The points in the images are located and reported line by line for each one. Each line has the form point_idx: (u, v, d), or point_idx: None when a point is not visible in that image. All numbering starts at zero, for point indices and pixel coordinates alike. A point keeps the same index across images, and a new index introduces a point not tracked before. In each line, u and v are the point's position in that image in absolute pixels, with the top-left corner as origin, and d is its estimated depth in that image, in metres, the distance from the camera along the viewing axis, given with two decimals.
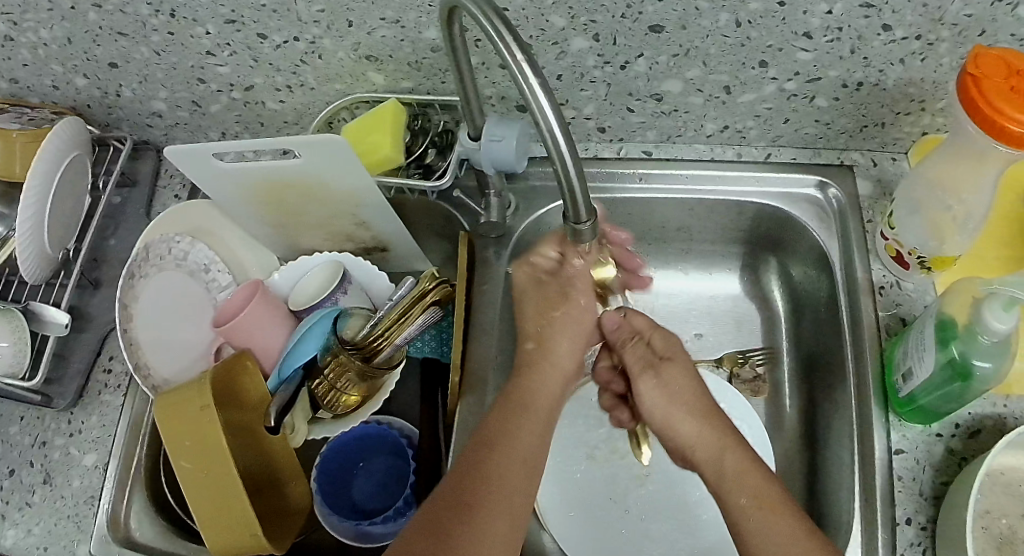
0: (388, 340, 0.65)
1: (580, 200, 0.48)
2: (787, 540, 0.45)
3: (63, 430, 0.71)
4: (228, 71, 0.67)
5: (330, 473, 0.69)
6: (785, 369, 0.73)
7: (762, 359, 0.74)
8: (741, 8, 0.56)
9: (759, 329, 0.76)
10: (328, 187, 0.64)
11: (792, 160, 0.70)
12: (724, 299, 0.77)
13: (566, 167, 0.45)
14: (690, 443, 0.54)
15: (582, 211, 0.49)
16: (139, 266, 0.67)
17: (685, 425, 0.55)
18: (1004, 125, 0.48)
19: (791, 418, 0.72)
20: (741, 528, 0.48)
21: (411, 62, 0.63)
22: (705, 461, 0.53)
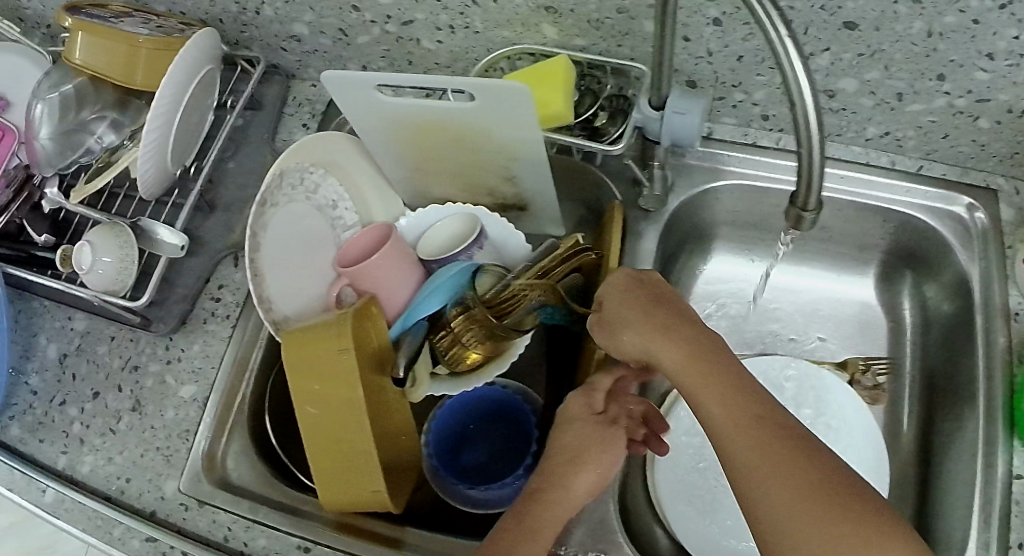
0: (521, 301, 0.64)
1: (813, 189, 0.47)
2: (782, 483, 0.39)
3: (160, 356, 0.68)
4: (388, 3, 0.64)
5: (443, 425, 0.67)
6: (908, 384, 0.72)
7: (885, 368, 0.73)
8: (937, 19, 0.55)
9: (883, 340, 0.75)
10: (488, 135, 0.61)
11: (943, 175, 0.69)
12: (853, 304, 0.77)
13: (811, 156, 0.45)
14: (671, 375, 0.47)
15: (811, 201, 0.48)
16: (270, 194, 0.62)
17: (667, 350, 0.47)
18: None
19: (907, 437, 0.71)
20: (739, 484, 0.41)
21: (591, 19, 0.60)
22: (690, 401, 0.45)
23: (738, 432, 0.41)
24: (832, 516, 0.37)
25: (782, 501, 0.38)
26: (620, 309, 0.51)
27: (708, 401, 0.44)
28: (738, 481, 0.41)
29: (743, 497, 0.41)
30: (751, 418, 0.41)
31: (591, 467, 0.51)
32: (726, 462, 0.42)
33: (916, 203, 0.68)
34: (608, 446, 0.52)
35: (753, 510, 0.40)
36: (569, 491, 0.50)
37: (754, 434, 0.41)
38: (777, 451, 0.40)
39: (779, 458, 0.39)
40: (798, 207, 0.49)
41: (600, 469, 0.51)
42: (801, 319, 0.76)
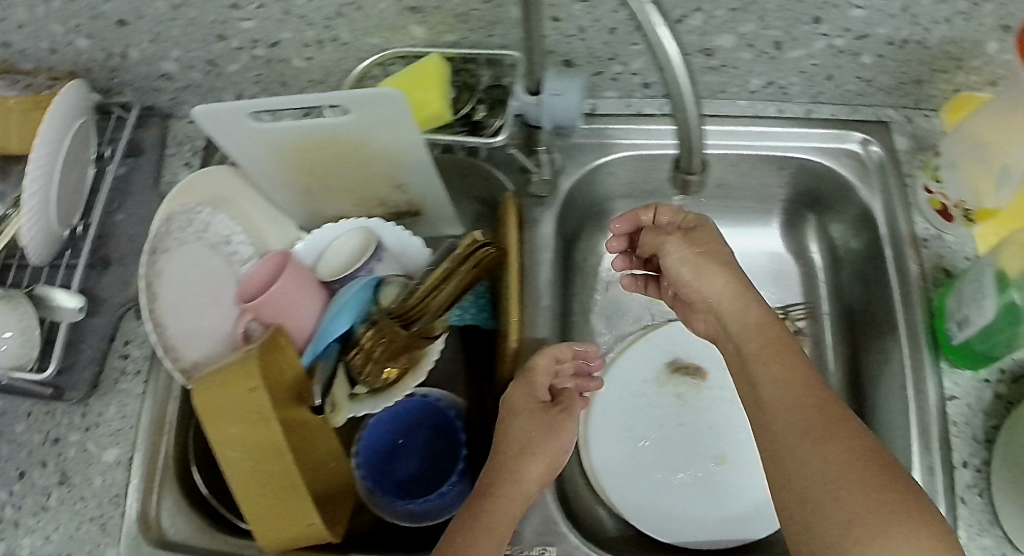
0: (428, 307, 0.63)
1: (695, 155, 0.47)
2: (838, 466, 0.41)
3: (79, 424, 0.65)
4: (253, 27, 0.62)
5: (373, 443, 0.66)
6: (825, 323, 0.75)
7: (802, 313, 0.75)
8: None
9: (797, 283, 0.77)
10: (369, 148, 0.60)
11: (832, 116, 0.70)
12: (763, 256, 0.78)
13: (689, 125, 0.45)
14: (717, 296, 0.57)
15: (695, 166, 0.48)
16: (161, 240, 0.61)
17: (719, 280, 0.57)
18: None
19: (833, 372, 0.74)
20: (790, 465, 0.44)
21: (456, 14, 0.59)
22: (729, 314, 0.56)
23: (806, 410, 0.46)
24: (876, 506, 0.39)
25: (835, 482, 0.41)
26: (707, 288, 0.58)
27: (776, 380, 0.49)
28: (781, 458, 0.45)
29: (778, 469, 0.45)
30: (818, 408, 0.45)
31: (542, 460, 0.55)
32: (774, 450, 0.45)
33: (809, 147, 0.69)
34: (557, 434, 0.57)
35: (801, 488, 0.42)
36: (500, 499, 0.52)
37: (820, 426, 0.44)
38: (864, 465, 0.41)
39: (838, 463, 0.42)
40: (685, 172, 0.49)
41: (547, 457, 0.55)
42: None
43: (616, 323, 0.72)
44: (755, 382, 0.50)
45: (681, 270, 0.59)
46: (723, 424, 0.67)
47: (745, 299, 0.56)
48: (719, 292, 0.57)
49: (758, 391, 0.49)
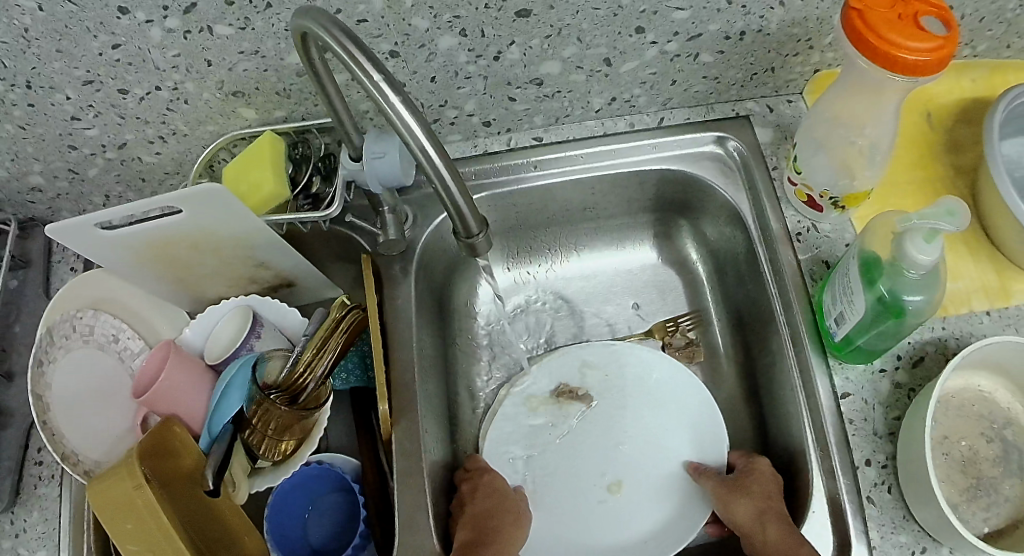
0: (311, 374, 0.63)
1: (467, 215, 0.49)
2: None
3: (5, 532, 0.68)
4: (97, 133, 0.64)
5: (276, 511, 0.67)
6: (716, 330, 0.74)
7: (691, 323, 0.75)
8: None
9: (683, 294, 0.77)
10: (218, 236, 0.62)
11: (687, 119, 0.70)
12: (642, 270, 0.78)
13: (447, 183, 0.46)
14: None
15: (471, 224, 0.50)
16: (45, 351, 0.63)
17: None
18: (897, 54, 0.50)
19: (730, 376, 0.72)
20: None
21: (278, 91, 0.61)
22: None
23: None
24: None
25: None
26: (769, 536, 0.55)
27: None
28: None
29: None
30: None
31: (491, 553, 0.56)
32: None
33: (666, 155, 0.69)
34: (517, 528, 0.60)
35: None
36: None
37: None
38: None
39: None
40: (463, 234, 0.51)
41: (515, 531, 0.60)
42: (595, 299, 0.77)
43: (502, 357, 0.75)
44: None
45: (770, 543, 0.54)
46: (618, 446, 0.67)
47: (781, 528, 0.54)
48: (745, 520, 0.57)
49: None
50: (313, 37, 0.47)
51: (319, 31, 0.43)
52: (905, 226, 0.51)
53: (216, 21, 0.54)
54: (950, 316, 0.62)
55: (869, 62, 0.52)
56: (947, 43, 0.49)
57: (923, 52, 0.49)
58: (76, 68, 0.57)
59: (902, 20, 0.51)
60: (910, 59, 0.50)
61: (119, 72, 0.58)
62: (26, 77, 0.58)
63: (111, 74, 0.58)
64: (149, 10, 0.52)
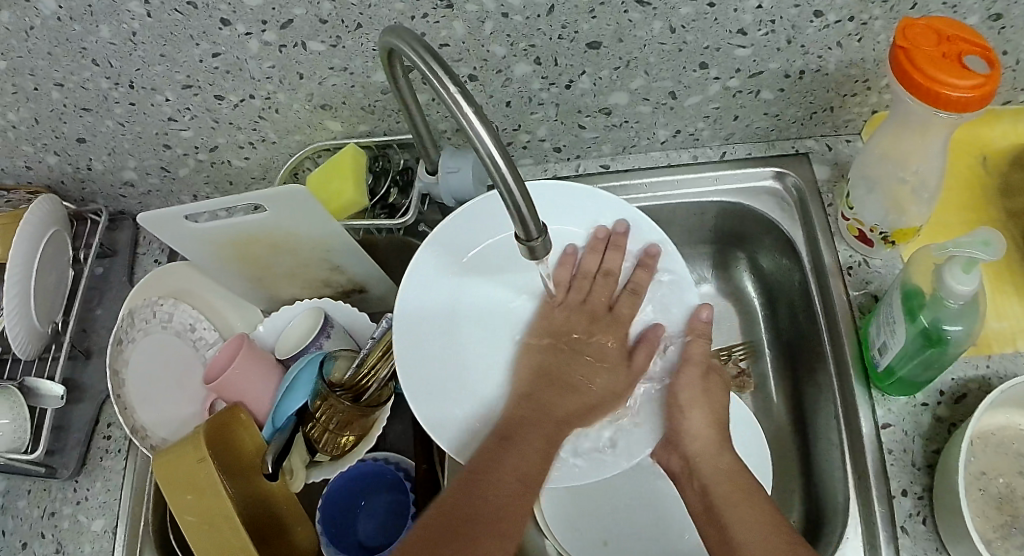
0: (375, 377, 0.68)
1: (526, 219, 0.44)
2: (762, 534, 0.53)
3: (70, 498, 0.72)
4: (191, 134, 0.69)
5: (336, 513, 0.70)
6: (767, 359, 0.78)
7: (743, 352, 0.78)
8: (673, 14, 0.57)
9: (738, 322, 0.80)
10: (298, 237, 0.66)
11: (748, 155, 0.73)
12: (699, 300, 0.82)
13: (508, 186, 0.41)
14: (696, 456, 0.60)
15: (533, 229, 0.45)
16: (125, 331, 0.68)
17: (722, 458, 0.60)
18: (941, 92, 0.53)
19: (778, 405, 0.75)
20: (732, 537, 0.54)
21: (364, 106, 0.65)
22: (703, 457, 0.60)
23: (763, 536, 0.53)
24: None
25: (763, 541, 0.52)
26: (722, 460, 0.60)
27: (746, 523, 0.54)
28: (727, 524, 0.55)
29: (717, 528, 0.56)
30: (782, 538, 0.52)
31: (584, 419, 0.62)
32: (721, 517, 0.56)
33: (728, 189, 0.73)
34: (617, 376, 0.64)
35: (732, 541, 0.54)
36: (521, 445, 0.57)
37: (779, 537, 0.52)
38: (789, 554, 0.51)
39: (761, 521, 0.54)
40: (523, 240, 0.46)
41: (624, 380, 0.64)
42: None
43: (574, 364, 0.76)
44: (720, 517, 0.56)
45: (689, 420, 0.62)
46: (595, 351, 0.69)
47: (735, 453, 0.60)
48: (701, 430, 0.61)
49: (726, 525, 0.55)
50: (399, 54, 0.50)
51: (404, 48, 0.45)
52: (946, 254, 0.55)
53: (310, 38, 0.58)
54: (995, 355, 0.64)
55: (914, 97, 0.55)
56: (987, 82, 0.52)
57: (965, 89, 0.52)
58: (177, 72, 0.62)
59: (947, 59, 0.54)
60: (953, 95, 0.52)
61: (216, 78, 0.63)
62: (130, 78, 0.63)
63: (210, 81, 0.63)
64: (249, 24, 0.57)
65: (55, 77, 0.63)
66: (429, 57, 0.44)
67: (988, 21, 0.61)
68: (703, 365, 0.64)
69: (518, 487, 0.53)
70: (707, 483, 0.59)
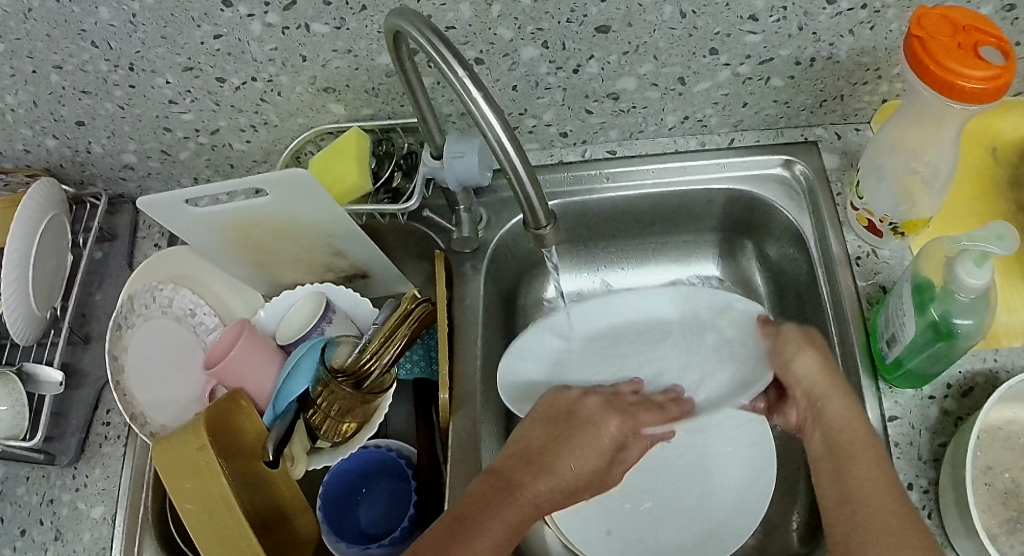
0: (377, 361, 0.67)
1: (536, 204, 0.46)
2: (877, 497, 0.50)
3: (69, 485, 0.72)
4: (191, 117, 0.68)
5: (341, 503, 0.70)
6: None
7: None
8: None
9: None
10: (300, 223, 0.65)
11: (756, 142, 0.72)
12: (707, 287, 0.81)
13: (518, 173, 0.44)
14: (819, 396, 0.57)
15: (542, 217, 0.47)
16: (123, 317, 0.67)
17: (834, 404, 0.56)
18: (955, 82, 0.52)
19: None
20: (854, 496, 0.51)
21: (367, 89, 0.64)
22: (824, 401, 0.57)
23: (879, 497, 0.50)
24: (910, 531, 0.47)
25: (879, 498, 0.50)
26: (837, 416, 0.56)
27: (864, 483, 0.51)
28: (845, 480, 0.52)
29: (835, 477, 0.53)
30: (894, 503, 0.49)
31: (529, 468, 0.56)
32: (838, 471, 0.53)
33: (736, 176, 0.72)
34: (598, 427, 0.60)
35: (851, 501, 0.51)
36: (495, 512, 0.52)
37: (894, 505, 0.49)
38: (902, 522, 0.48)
39: (876, 481, 0.51)
40: (534, 227, 0.48)
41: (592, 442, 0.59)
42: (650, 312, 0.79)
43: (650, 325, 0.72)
44: (842, 478, 0.53)
45: (800, 367, 0.59)
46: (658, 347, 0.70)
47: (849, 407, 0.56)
48: (813, 377, 0.58)
49: (845, 481, 0.52)
50: (405, 37, 0.49)
51: (409, 30, 0.44)
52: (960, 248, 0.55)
53: (313, 19, 0.57)
54: (1003, 348, 0.63)
55: (928, 87, 0.55)
56: (1003, 73, 0.51)
57: (981, 80, 0.51)
58: (178, 55, 0.61)
59: (963, 50, 0.53)
60: (968, 86, 0.52)
61: (218, 60, 0.62)
62: (130, 59, 0.62)
63: (211, 63, 0.62)
64: (251, 5, 0.56)
65: (53, 59, 0.62)
66: (437, 43, 0.43)
67: (1001, 11, 0.60)
68: (798, 332, 0.61)
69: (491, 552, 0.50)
70: (828, 430, 0.56)
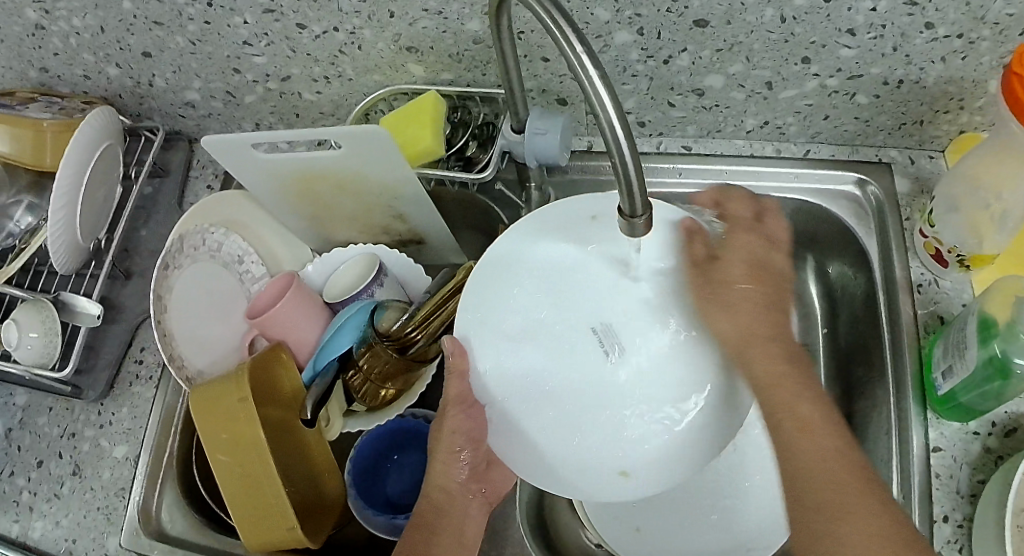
0: (424, 332, 0.65)
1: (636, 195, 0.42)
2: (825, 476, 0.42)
3: (93, 422, 0.70)
4: (264, 62, 0.67)
5: (370, 478, 0.69)
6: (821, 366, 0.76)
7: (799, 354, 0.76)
8: (787, 4, 0.55)
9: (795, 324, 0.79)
10: (366, 180, 0.64)
11: (830, 156, 0.72)
12: None
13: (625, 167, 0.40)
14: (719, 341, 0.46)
15: (638, 206, 0.43)
16: (173, 257, 0.66)
17: (754, 350, 0.45)
18: None
19: None
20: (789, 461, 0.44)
21: (451, 54, 0.63)
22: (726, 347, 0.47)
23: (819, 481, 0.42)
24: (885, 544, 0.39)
25: (823, 466, 0.42)
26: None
27: (804, 453, 0.43)
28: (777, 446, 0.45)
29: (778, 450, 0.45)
30: (855, 483, 0.42)
31: (464, 450, 0.57)
32: (771, 434, 0.45)
33: (807, 187, 0.71)
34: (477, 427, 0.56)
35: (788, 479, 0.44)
36: (454, 513, 0.57)
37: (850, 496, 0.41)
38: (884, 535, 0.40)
39: (815, 460, 0.43)
40: (625, 214, 0.44)
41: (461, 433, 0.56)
42: None
43: None
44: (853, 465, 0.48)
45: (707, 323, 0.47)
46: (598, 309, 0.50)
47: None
48: (728, 337, 0.46)
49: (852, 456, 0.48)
50: (510, 4, 0.48)
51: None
52: None
53: None
54: None
55: (1021, 125, 0.54)
56: None
57: None
58: None
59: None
60: None
61: (302, 6, 0.60)
62: None
63: (295, 8, 0.60)
64: None
65: None
66: (558, 19, 0.43)
67: None
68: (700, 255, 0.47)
69: (455, 550, 0.55)
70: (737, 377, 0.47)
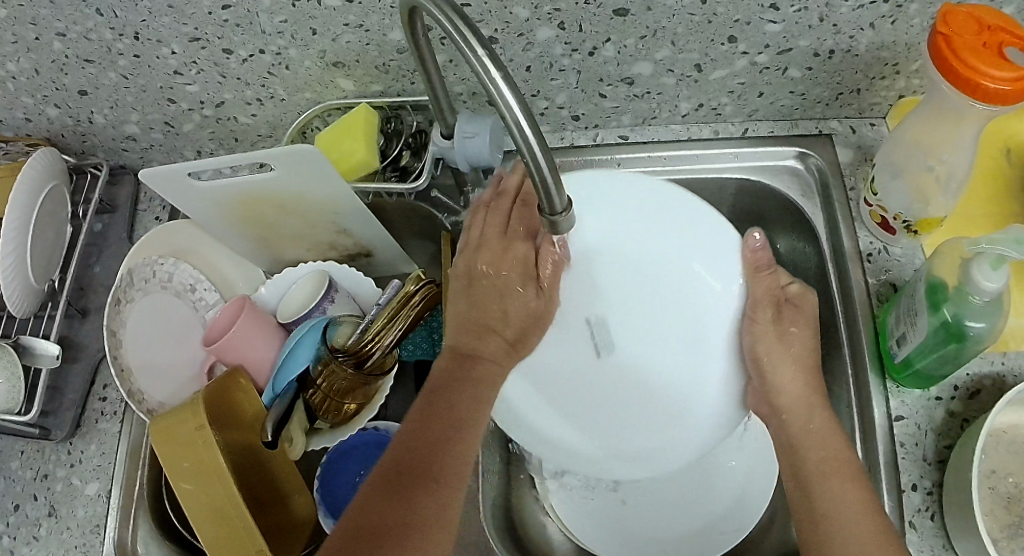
0: (378, 344, 0.64)
1: (552, 191, 0.41)
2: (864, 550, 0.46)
3: (64, 461, 0.71)
4: (197, 89, 0.67)
5: None
6: None
7: None
8: None
9: None
10: (305, 199, 0.64)
11: (770, 132, 0.72)
12: None
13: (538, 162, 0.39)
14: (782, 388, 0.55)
15: (557, 202, 0.42)
16: (123, 291, 0.67)
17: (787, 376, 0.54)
18: (978, 81, 0.50)
19: None
20: (812, 504, 0.50)
21: (377, 65, 0.63)
22: (793, 411, 0.54)
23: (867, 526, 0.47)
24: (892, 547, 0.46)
25: (852, 516, 0.48)
26: (814, 424, 0.54)
27: (837, 501, 0.49)
28: (810, 493, 0.50)
29: (801, 497, 0.51)
30: (875, 526, 0.47)
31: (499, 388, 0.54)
32: (803, 475, 0.51)
33: (749, 165, 0.71)
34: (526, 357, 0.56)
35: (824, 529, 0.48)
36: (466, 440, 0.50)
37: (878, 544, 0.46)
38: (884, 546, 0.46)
39: (858, 503, 0.48)
40: (546, 212, 0.43)
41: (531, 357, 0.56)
42: None
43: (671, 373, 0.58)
44: (812, 498, 0.50)
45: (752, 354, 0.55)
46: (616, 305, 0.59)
47: (829, 416, 0.54)
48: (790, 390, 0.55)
49: (812, 498, 0.50)
50: (420, 12, 0.47)
51: (429, 6, 0.42)
52: (977, 250, 0.54)
53: None
54: (1011, 351, 0.62)
55: (951, 86, 0.53)
56: None
57: (1004, 81, 0.50)
58: (184, 24, 0.60)
59: (988, 49, 0.51)
60: (992, 87, 0.50)
61: (225, 32, 0.60)
62: (135, 28, 0.60)
63: (218, 34, 0.60)
64: None
65: (56, 26, 0.61)
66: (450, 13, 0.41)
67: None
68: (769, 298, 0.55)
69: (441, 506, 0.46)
70: (793, 439, 0.54)
